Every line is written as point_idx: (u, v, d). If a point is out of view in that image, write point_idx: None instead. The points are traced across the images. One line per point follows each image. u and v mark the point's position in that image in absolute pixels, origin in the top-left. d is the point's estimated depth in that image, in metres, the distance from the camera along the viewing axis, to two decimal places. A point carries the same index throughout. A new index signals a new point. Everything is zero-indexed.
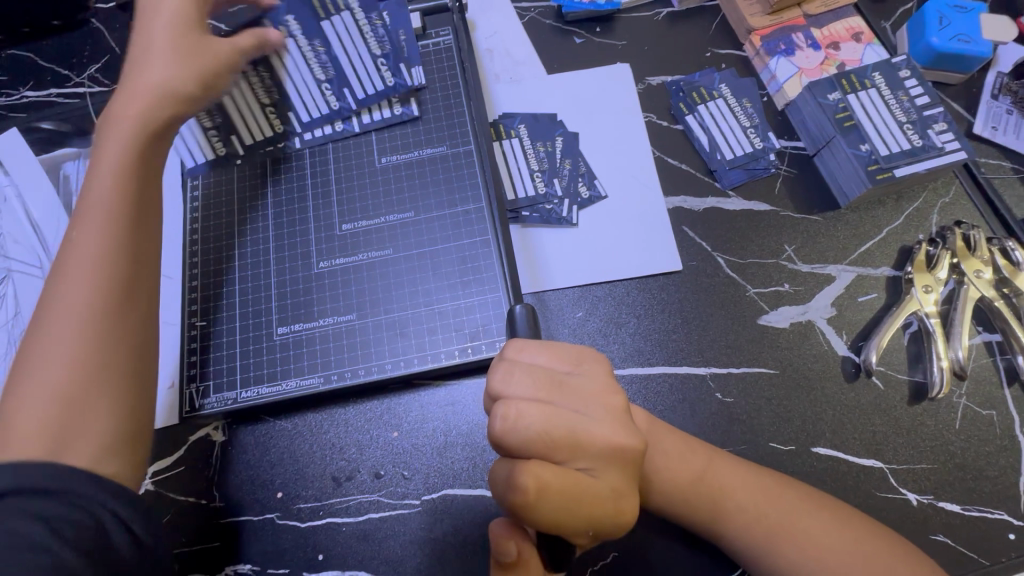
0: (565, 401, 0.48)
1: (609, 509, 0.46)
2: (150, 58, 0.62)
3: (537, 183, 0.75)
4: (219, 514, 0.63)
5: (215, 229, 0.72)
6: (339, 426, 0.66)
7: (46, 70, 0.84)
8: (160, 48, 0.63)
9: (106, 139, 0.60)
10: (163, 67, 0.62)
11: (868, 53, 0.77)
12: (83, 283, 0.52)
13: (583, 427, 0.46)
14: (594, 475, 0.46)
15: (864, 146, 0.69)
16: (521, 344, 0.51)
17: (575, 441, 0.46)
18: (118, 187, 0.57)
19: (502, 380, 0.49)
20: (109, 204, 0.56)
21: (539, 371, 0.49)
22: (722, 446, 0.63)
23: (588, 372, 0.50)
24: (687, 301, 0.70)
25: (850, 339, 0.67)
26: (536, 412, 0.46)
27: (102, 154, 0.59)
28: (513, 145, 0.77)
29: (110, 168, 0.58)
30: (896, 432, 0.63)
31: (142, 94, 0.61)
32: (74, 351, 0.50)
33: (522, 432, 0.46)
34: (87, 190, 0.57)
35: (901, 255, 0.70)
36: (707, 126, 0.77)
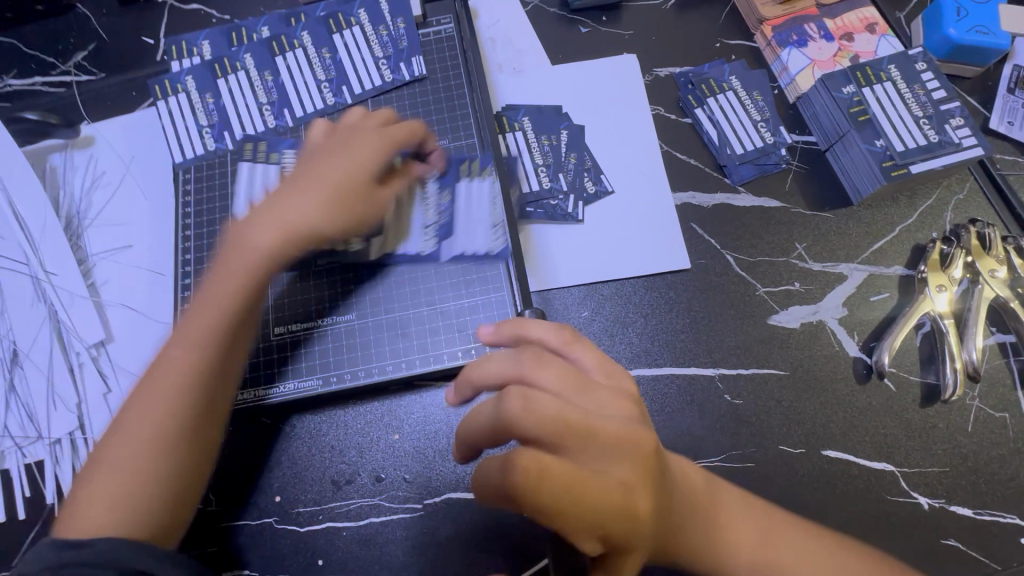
0: (582, 395, 0.45)
1: (618, 506, 0.42)
2: (319, 170, 0.59)
3: (541, 179, 0.73)
4: (215, 519, 0.61)
5: (208, 225, 0.70)
6: (338, 429, 0.64)
7: (29, 57, 0.81)
8: (335, 161, 0.60)
9: (238, 252, 0.56)
10: (338, 184, 0.58)
11: (882, 45, 0.75)
12: (156, 396, 0.50)
13: (600, 419, 0.43)
14: (607, 469, 0.43)
15: (879, 141, 0.67)
16: (550, 334, 0.50)
17: (589, 432, 0.43)
18: (243, 313, 0.54)
19: (525, 367, 0.47)
20: (228, 334, 0.54)
21: (562, 363, 0.47)
22: (730, 448, 0.62)
23: (612, 375, 0.48)
24: (695, 300, 0.68)
25: (861, 340, 0.65)
26: (551, 400, 0.43)
27: (231, 269, 0.55)
28: (518, 138, 0.74)
29: (240, 291, 0.54)
30: (908, 434, 0.62)
31: (302, 210, 0.57)
32: (143, 448, 0.49)
33: (536, 415, 0.43)
34: (208, 308, 0.54)
35: (913, 253, 0.69)
36: (716, 119, 0.75)
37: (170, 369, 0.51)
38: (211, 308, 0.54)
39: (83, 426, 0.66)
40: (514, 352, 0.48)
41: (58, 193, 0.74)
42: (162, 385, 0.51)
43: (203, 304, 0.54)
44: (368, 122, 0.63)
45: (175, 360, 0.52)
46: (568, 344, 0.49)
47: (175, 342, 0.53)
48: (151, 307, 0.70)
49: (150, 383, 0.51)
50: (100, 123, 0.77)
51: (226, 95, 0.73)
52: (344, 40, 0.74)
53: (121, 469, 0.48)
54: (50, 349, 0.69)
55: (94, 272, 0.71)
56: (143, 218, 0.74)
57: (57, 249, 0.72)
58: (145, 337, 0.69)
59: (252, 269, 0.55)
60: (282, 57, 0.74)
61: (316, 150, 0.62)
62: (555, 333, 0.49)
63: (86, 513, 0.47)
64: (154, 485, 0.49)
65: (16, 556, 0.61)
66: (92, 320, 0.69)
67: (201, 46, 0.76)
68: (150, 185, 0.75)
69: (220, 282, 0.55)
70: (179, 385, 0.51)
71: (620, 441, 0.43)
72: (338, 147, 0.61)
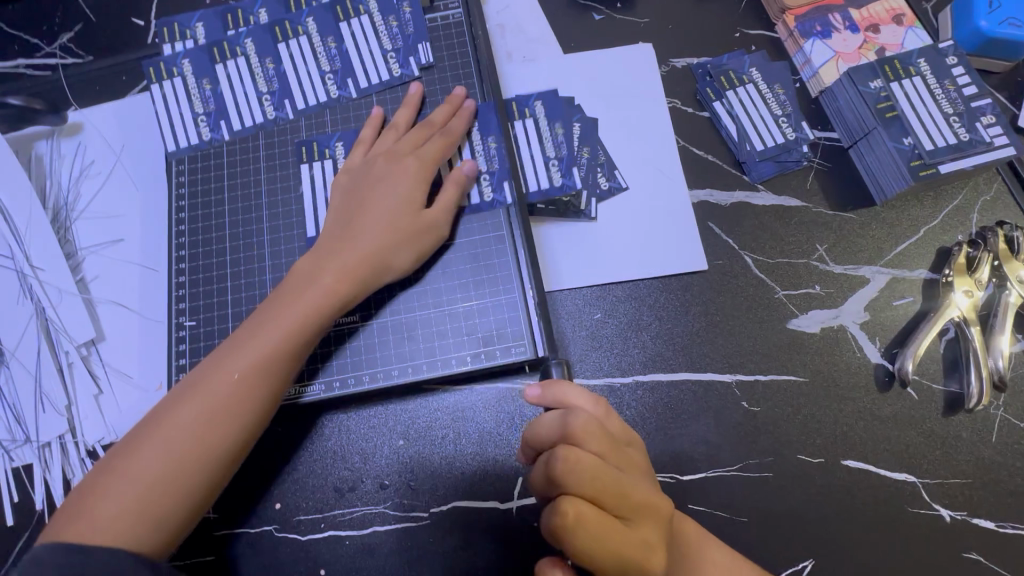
0: (617, 457, 0.46)
1: (639, 564, 0.43)
2: (379, 206, 0.60)
3: (552, 172, 0.68)
4: (212, 526, 0.59)
5: (204, 219, 0.66)
6: (341, 434, 0.62)
7: (12, 37, 0.76)
8: (396, 199, 0.60)
9: (296, 282, 0.57)
10: (395, 227, 0.59)
11: (910, 37, 0.72)
12: (205, 421, 0.51)
13: (632, 482, 0.45)
14: (631, 526, 0.44)
15: (907, 139, 0.65)
16: (589, 402, 0.50)
17: (623, 492, 0.44)
18: (296, 354, 0.55)
19: (571, 428, 0.46)
20: (281, 371, 0.54)
21: (604, 430, 0.47)
22: (748, 457, 0.60)
23: (633, 446, 0.50)
24: (712, 303, 0.65)
25: (883, 346, 0.63)
26: (589, 456, 0.44)
27: (288, 298, 0.56)
28: (527, 126, 0.70)
29: (292, 328, 0.54)
30: (930, 444, 0.60)
31: (360, 249, 0.58)
32: (180, 469, 0.50)
33: (578, 473, 0.43)
34: (263, 338, 0.54)
35: (938, 256, 0.66)
36: (736, 113, 0.71)
37: (225, 399, 0.52)
38: (267, 339, 0.54)
39: (73, 429, 0.63)
40: (558, 414, 0.48)
41: (44, 182, 0.71)
42: (215, 413, 0.51)
43: (258, 329, 0.54)
44: (433, 151, 0.63)
45: (231, 391, 0.52)
46: (605, 414, 0.49)
47: (229, 371, 0.52)
48: (144, 305, 0.67)
49: (199, 405, 0.51)
50: (89, 110, 0.73)
51: (223, 82, 0.69)
52: (351, 29, 0.70)
53: (152, 483, 0.49)
54: (38, 348, 0.65)
55: (83, 266, 0.68)
56: (134, 210, 0.70)
57: (43, 242, 0.68)
58: (141, 337, 0.66)
59: (306, 303, 0.55)
60: (285, 44, 0.70)
61: (379, 171, 0.62)
62: (592, 402, 0.50)
63: (107, 509, 0.48)
64: (183, 505, 0.50)
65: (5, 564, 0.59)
66: (82, 318, 0.66)
67: (195, 28, 0.71)
68: (141, 176, 0.71)
69: (273, 310, 0.55)
70: (228, 417, 0.51)
71: (646, 504, 0.45)
72: (401, 178, 0.61)
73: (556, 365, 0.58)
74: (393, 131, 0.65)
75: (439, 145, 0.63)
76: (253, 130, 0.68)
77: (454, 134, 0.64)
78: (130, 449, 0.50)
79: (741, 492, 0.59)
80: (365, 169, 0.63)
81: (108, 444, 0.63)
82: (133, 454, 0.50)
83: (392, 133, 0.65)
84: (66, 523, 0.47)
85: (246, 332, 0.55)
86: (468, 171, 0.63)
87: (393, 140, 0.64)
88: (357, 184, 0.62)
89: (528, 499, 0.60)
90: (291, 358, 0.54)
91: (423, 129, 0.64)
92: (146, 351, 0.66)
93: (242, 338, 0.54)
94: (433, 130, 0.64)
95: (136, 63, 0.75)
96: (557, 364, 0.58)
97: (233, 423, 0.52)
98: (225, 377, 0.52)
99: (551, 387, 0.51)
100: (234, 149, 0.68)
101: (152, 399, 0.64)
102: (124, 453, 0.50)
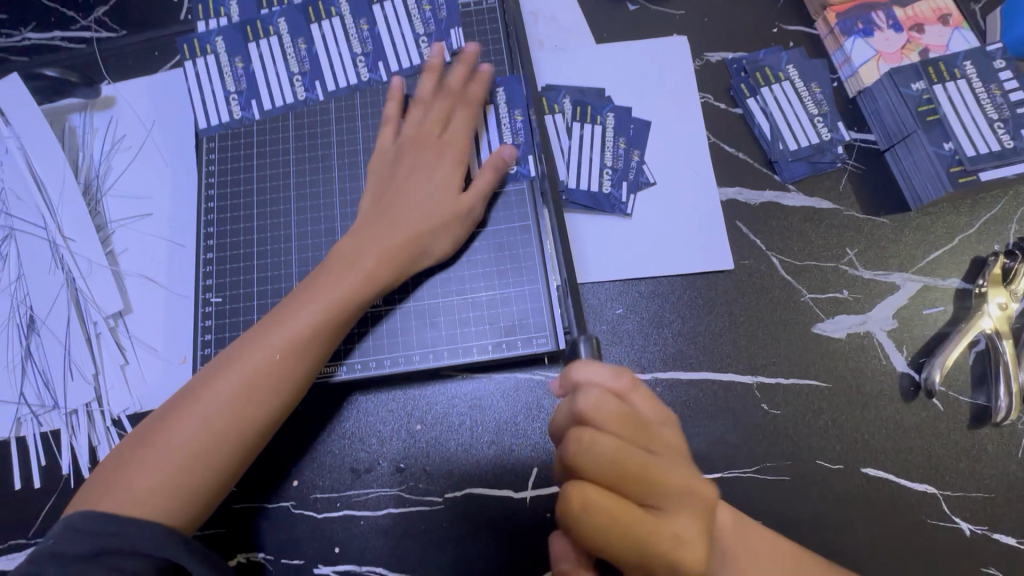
0: (643, 437, 0.44)
1: (666, 555, 0.42)
2: (415, 190, 0.60)
3: (603, 180, 0.68)
4: (232, 499, 0.60)
5: (235, 195, 0.67)
6: (359, 415, 0.63)
7: (49, 9, 0.77)
8: (434, 184, 0.60)
9: (333, 265, 0.57)
10: (432, 210, 0.59)
11: (956, 38, 0.70)
12: (243, 398, 0.52)
13: (659, 465, 0.43)
14: (659, 515, 0.43)
15: (947, 144, 0.63)
16: (611, 377, 0.46)
17: (647, 477, 0.43)
18: (332, 337, 0.55)
19: (582, 407, 0.44)
20: (318, 351, 0.55)
21: (624, 410, 0.44)
22: (765, 459, 0.60)
23: (665, 423, 0.47)
24: (737, 303, 0.65)
25: (911, 355, 0.62)
26: (607, 445, 0.43)
27: (327, 279, 0.56)
28: (557, 121, 0.70)
29: (327, 311, 0.55)
30: (955, 457, 0.59)
31: (400, 234, 0.58)
32: (217, 444, 0.51)
33: (595, 456, 0.43)
34: (300, 318, 0.54)
35: (973, 266, 0.64)
36: (770, 111, 0.70)
37: (265, 378, 0.52)
38: (305, 319, 0.54)
39: (99, 398, 0.65)
40: (571, 396, 0.47)
41: (77, 154, 0.72)
42: (252, 390, 0.52)
43: (297, 308, 0.55)
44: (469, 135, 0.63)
45: (269, 369, 0.53)
46: (630, 388, 0.46)
47: (267, 350, 0.53)
48: (171, 280, 0.68)
49: (239, 383, 0.52)
50: (121, 84, 0.74)
51: (255, 61, 0.69)
52: (384, 12, 0.69)
53: (188, 458, 0.50)
54: (67, 317, 0.67)
55: (113, 239, 0.69)
56: (164, 185, 0.71)
57: (74, 213, 0.69)
58: (166, 311, 0.67)
59: (346, 286, 0.56)
60: (318, 25, 0.69)
61: (414, 155, 0.62)
62: (614, 375, 0.46)
63: (138, 481, 0.49)
64: (215, 480, 0.51)
65: (32, 525, 0.61)
66: (110, 290, 0.67)
67: (228, 5, 0.71)
68: (171, 151, 0.72)
69: (311, 290, 0.56)
70: (265, 395, 0.52)
71: (674, 487, 0.43)
72: (437, 165, 0.61)
73: (585, 341, 0.52)
74: (428, 109, 0.64)
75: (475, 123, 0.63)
76: (283, 110, 0.69)
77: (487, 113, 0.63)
78: (168, 423, 0.51)
79: (757, 494, 0.59)
80: (402, 153, 0.63)
81: (133, 415, 0.64)
82: (171, 428, 0.51)
83: (429, 112, 0.64)
84: (102, 493, 0.48)
85: (283, 311, 0.55)
86: (506, 155, 0.62)
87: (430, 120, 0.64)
88: (394, 168, 0.62)
89: (543, 490, 0.60)
90: (328, 339, 0.55)
91: (459, 108, 0.64)
92: (171, 325, 0.67)
93: (280, 317, 0.55)
94: (461, 100, 0.64)
95: (169, 39, 0.75)
96: (584, 338, 0.52)
97: (264, 402, 0.52)
98: (263, 356, 0.53)
99: (567, 368, 0.48)
100: (264, 128, 0.68)
101: (176, 372, 0.65)
102: (161, 427, 0.51)
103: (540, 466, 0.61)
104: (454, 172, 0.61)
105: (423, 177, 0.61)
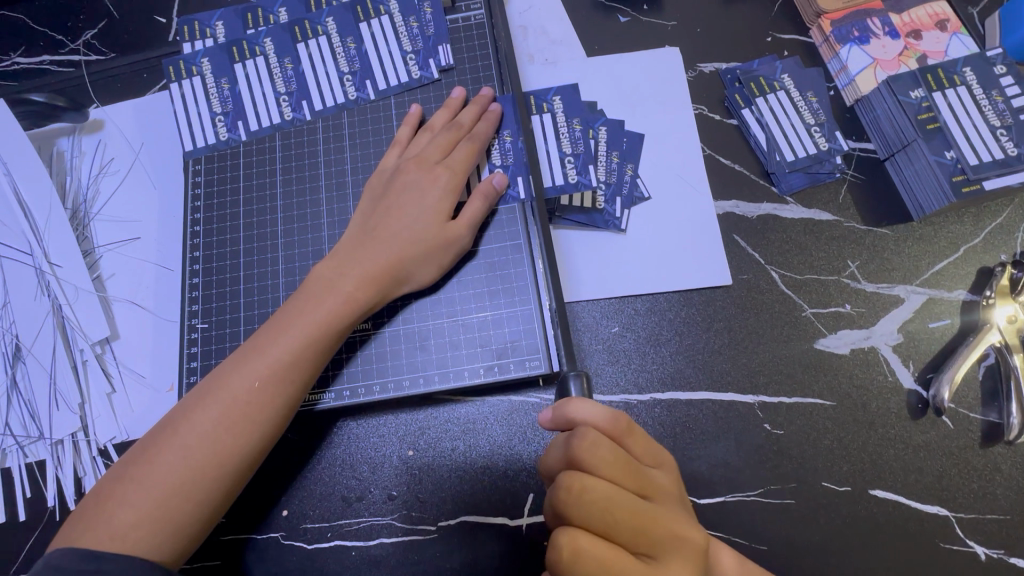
0: (634, 481, 0.44)
1: None
2: (406, 214, 0.59)
3: (567, 170, 0.65)
4: (220, 530, 0.59)
5: (221, 219, 0.66)
6: (349, 441, 0.61)
7: (38, 34, 0.77)
8: (425, 207, 0.59)
9: (317, 288, 0.56)
10: (421, 234, 0.58)
11: (954, 44, 0.68)
12: (225, 428, 0.50)
13: (651, 510, 0.42)
14: (653, 561, 0.42)
15: (949, 153, 0.61)
16: (606, 418, 0.45)
17: (638, 524, 0.42)
18: (315, 362, 0.54)
19: (575, 452, 0.43)
20: (300, 378, 0.53)
21: (617, 453, 0.43)
22: (769, 482, 0.58)
23: (657, 465, 0.47)
24: (737, 319, 0.63)
25: (918, 371, 0.60)
26: (600, 489, 0.42)
27: (309, 302, 0.55)
28: (544, 122, 0.67)
29: (310, 335, 0.54)
30: (966, 478, 0.57)
31: (385, 259, 0.57)
32: (197, 477, 0.49)
33: (587, 501, 0.41)
34: (282, 344, 0.53)
35: (979, 277, 0.63)
36: (765, 121, 0.68)
37: (244, 407, 0.51)
38: (286, 344, 0.53)
39: (86, 428, 0.63)
40: (564, 435, 0.45)
41: (64, 179, 0.71)
42: (234, 420, 0.51)
43: (278, 333, 0.53)
44: (464, 159, 0.61)
45: (251, 397, 0.51)
46: (625, 430, 0.45)
47: (248, 377, 0.52)
48: (158, 304, 0.67)
49: (217, 413, 0.50)
50: (109, 107, 0.73)
51: (242, 81, 0.68)
52: (371, 30, 0.68)
53: (169, 492, 0.48)
54: (53, 345, 0.65)
55: (100, 265, 0.68)
56: (151, 209, 0.70)
57: (61, 239, 0.68)
58: (152, 336, 0.66)
59: (328, 309, 0.54)
60: (304, 44, 0.69)
61: (408, 176, 0.61)
62: (609, 418, 0.45)
63: (119, 517, 0.47)
64: (199, 513, 0.49)
65: (17, 559, 0.60)
66: (97, 316, 0.66)
67: (215, 27, 0.71)
68: (158, 174, 0.71)
69: (293, 314, 0.54)
70: (247, 424, 0.51)
71: (668, 533, 0.42)
72: (430, 188, 0.60)
73: (573, 378, 0.52)
74: (429, 132, 0.64)
75: (470, 151, 0.62)
76: (270, 131, 0.68)
77: (482, 140, 0.62)
78: (148, 456, 0.50)
79: (761, 519, 0.57)
80: (395, 175, 0.62)
81: (119, 444, 0.63)
82: (150, 462, 0.49)
83: (427, 135, 0.64)
84: (82, 530, 0.47)
85: (264, 335, 0.54)
86: (497, 182, 0.61)
87: (425, 144, 0.63)
88: (386, 190, 0.61)
89: (540, 517, 0.58)
90: (310, 366, 0.54)
91: (452, 132, 0.63)
92: (158, 351, 0.66)
93: (261, 342, 0.53)
94: (459, 127, 0.63)
95: (157, 61, 0.74)
96: (572, 376, 0.52)
97: (245, 431, 0.51)
98: (244, 384, 0.51)
99: (561, 405, 0.47)
100: (251, 150, 0.68)
101: (164, 400, 0.64)
102: (142, 460, 0.50)
103: (536, 491, 0.59)
104: (442, 195, 0.60)
105: (413, 200, 0.60)
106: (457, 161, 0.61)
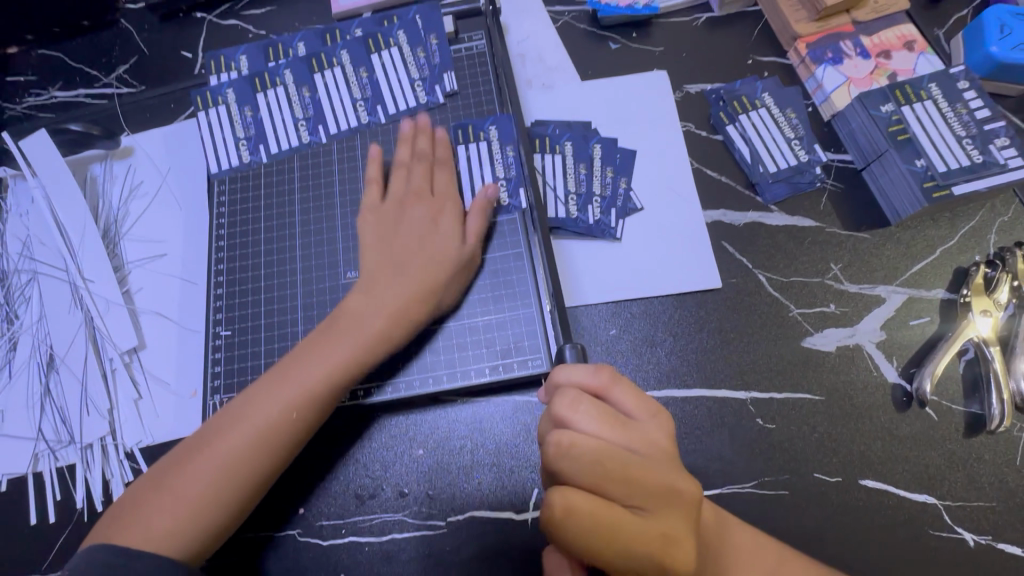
0: (625, 435, 0.46)
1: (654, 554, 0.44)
2: (406, 233, 0.64)
3: (569, 206, 0.71)
4: (243, 528, 0.62)
5: (243, 235, 0.71)
6: (363, 441, 0.64)
7: (75, 70, 0.83)
8: (423, 225, 0.64)
9: (346, 307, 0.60)
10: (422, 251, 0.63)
11: (921, 63, 0.74)
12: (257, 438, 0.54)
13: (641, 463, 0.45)
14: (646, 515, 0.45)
15: (919, 161, 0.66)
16: (591, 374, 0.49)
17: (627, 477, 0.44)
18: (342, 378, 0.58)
19: (561, 411, 0.46)
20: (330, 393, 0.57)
21: (601, 407, 0.47)
22: (763, 474, 0.60)
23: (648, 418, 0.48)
24: (728, 320, 0.66)
25: (901, 365, 0.63)
26: (589, 443, 0.44)
27: (339, 320, 0.59)
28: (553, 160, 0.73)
29: (339, 351, 0.57)
30: (952, 467, 0.59)
31: (402, 273, 0.61)
32: (228, 483, 0.53)
33: (577, 456, 0.44)
34: (314, 360, 0.57)
35: (956, 276, 0.66)
36: (749, 136, 0.73)
37: (276, 419, 0.55)
38: (317, 360, 0.57)
39: (114, 432, 0.67)
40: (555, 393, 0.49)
41: (97, 201, 0.77)
42: (266, 430, 0.54)
43: (311, 351, 0.58)
44: (445, 181, 0.67)
45: (282, 410, 0.55)
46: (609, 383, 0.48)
47: (282, 391, 0.56)
48: (183, 315, 0.71)
49: (252, 423, 0.54)
50: (139, 135, 0.79)
51: (263, 109, 0.74)
52: (381, 60, 0.74)
53: (201, 495, 0.52)
54: (85, 354, 0.70)
55: (129, 279, 0.73)
56: (178, 227, 0.75)
57: (93, 256, 0.73)
58: (177, 345, 0.70)
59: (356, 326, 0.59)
60: (320, 74, 0.75)
61: (398, 203, 0.66)
62: (594, 374, 0.49)
63: (155, 517, 0.51)
64: (225, 517, 0.53)
65: (48, 559, 0.63)
66: (125, 326, 0.70)
67: (239, 61, 0.77)
68: (184, 195, 0.76)
69: (324, 332, 0.59)
70: (277, 434, 0.55)
71: (660, 491, 0.45)
72: (421, 210, 0.65)
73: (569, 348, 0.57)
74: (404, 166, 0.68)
75: (445, 173, 0.67)
76: (289, 153, 0.73)
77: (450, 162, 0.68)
78: (184, 461, 0.53)
79: (757, 509, 0.59)
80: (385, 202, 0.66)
81: (145, 447, 0.66)
82: (186, 467, 0.53)
83: (401, 169, 0.68)
84: (119, 529, 0.51)
85: (298, 351, 0.58)
86: (490, 193, 0.66)
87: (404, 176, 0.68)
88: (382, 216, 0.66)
89: None
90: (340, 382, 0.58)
91: (423, 162, 0.68)
92: (182, 358, 0.70)
93: (295, 358, 0.58)
94: (443, 154, 0.68)
95: (184, 92, 0.80)
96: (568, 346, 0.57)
97: (275, 441, 0.54)
98: (278, 397, 0.55)
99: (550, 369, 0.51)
100: (271, 171, 0.73)
101: (187, 404, 0.68)
102: (178, 464, 0.53)
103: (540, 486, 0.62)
104: (431, 213, 0.65)
105: (406, 222, 0.64)
106: (437, 185, 0.67)
